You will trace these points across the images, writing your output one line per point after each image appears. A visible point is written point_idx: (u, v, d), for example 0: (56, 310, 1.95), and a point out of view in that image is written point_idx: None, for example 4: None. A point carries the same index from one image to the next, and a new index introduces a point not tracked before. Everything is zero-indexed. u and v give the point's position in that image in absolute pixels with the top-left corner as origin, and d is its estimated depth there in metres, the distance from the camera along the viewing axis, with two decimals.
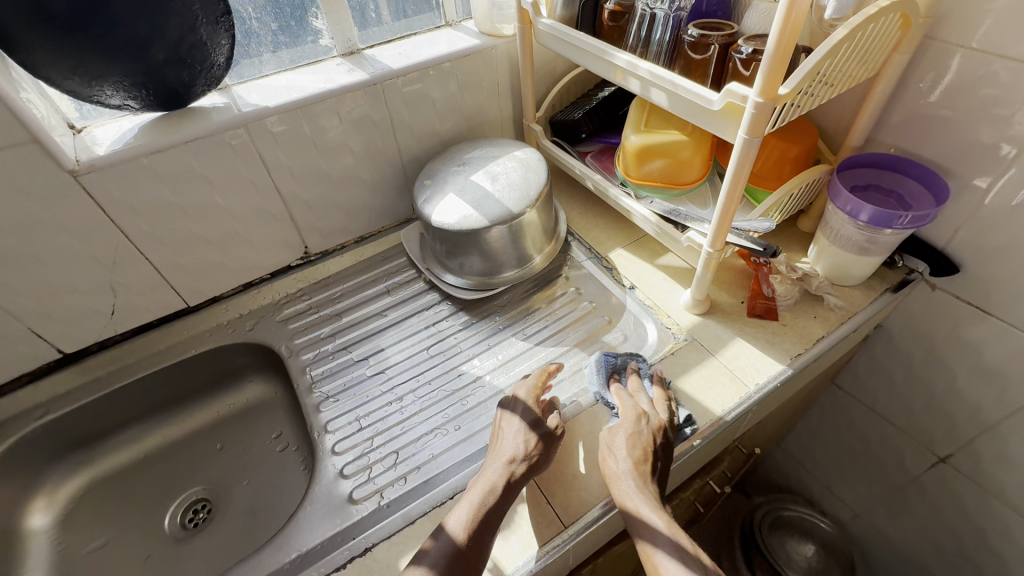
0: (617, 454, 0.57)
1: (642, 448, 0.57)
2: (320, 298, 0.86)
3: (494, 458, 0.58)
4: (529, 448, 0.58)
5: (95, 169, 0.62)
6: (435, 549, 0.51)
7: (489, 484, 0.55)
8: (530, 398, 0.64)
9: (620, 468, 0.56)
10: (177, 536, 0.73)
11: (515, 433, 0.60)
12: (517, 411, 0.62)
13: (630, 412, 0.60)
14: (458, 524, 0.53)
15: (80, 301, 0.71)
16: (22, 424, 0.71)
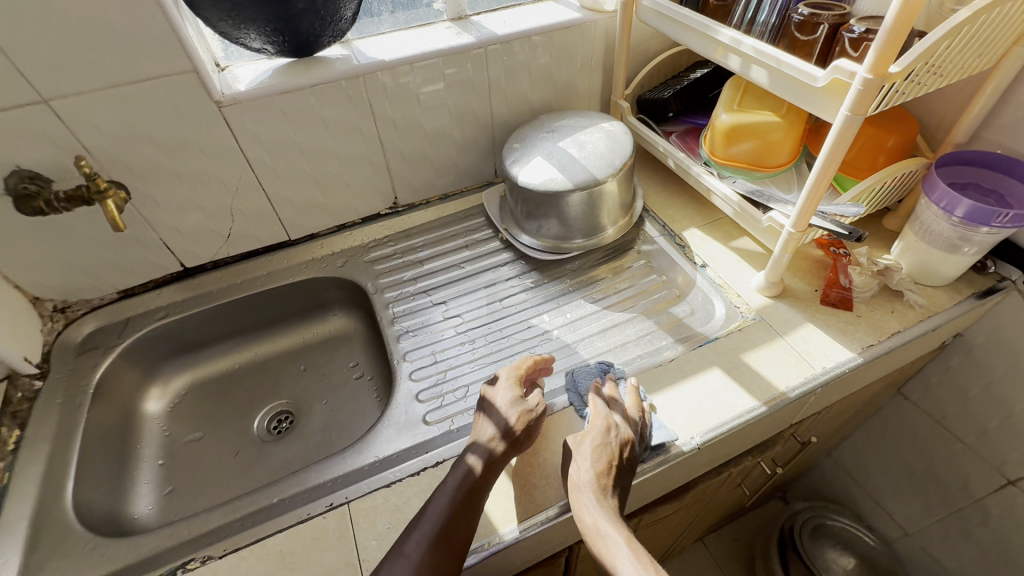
0: (578, 463, 0.57)
1: (599, 461, 0.56)
2: (404, 246, 0.92)
3: (485, 428, 0.60)
4: (511, 425, 0.60)
5: (236, 102, 0.71)
6: (447, 491, 0.55)
7: (488, 446, 0.58)
8: (512, 376, 0.64)
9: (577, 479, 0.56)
10: (263, 438, 0.80)
11: (500, 408, 0.61)
12: (497, 391, 0.63)
13: (598, 422, 0.59)
14: (468, 471, 0.56)
15: (205, 221, 0.81)
16: (146, 322, 0.82)
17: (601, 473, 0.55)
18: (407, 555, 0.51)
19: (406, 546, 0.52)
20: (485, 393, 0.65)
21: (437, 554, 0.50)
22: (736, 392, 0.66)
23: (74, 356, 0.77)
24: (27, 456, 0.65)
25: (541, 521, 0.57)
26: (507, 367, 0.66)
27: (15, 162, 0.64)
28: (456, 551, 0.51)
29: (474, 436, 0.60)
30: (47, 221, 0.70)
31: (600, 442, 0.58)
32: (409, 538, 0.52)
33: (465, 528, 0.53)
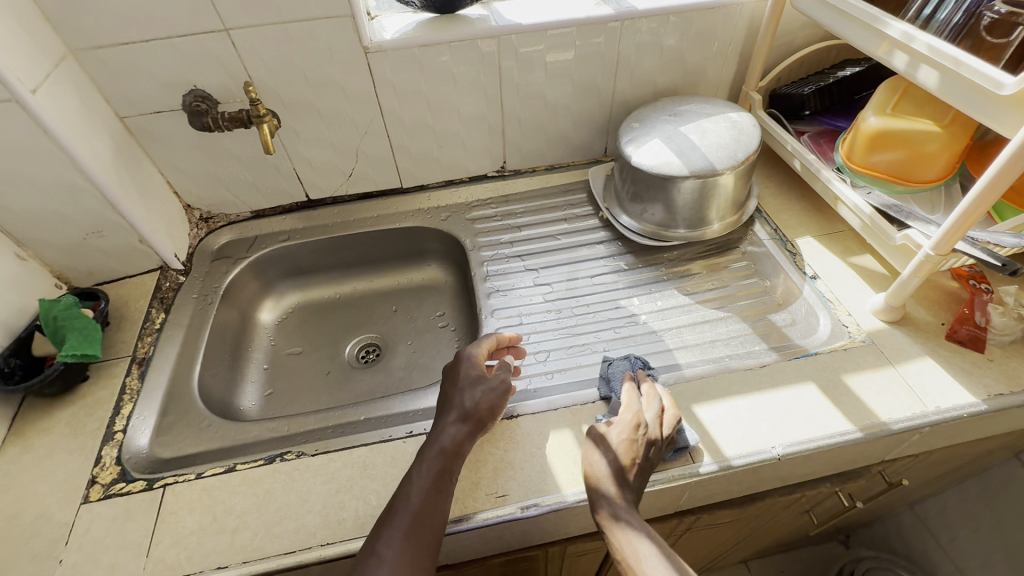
0: (601, 459, 0.57)
1: (622, 457, 0.56)
2: (505, 210, 0.95)
3: (450, 411, 0.59)
4: (474, 405, 0.59)
5: (381, 50, 0.75)
6: (418, 478, 0.53)
7: (451, 430, 0.57)
8: (472, 358, 0.64)
9: (599, 478, 0.55)
10: (351, 364, 0.87)
11: (463, 390, 0.61)
12: (460, 374, 0.62)
13: (627, 417, 0.58)
14: (437, 455, 0.55)
15: (333, 157, 0.88)
16: (270, 241, 0.91)
17: (624, 469, 0.55)
18: (385, 550, 0.48)
19: (382, 541, 0.49)
20: (448, 376, 0.64)
21: (415, 545, 0.49)
22: (830, 411, 0.62)
23: (210, 260, 0.88)
24: (167, 336, 0.75)
25: (551, 504, 0.57)
26: (471, 350, 0.65)
27: (193, 82, 0.73)
28: (433, 537, 0.50)
29: (441, 419, 0.59)
30: (208, 138, 0.80)
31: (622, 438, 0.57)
32: (384, 533, 0.49)
33: (438, 513, 0.52)
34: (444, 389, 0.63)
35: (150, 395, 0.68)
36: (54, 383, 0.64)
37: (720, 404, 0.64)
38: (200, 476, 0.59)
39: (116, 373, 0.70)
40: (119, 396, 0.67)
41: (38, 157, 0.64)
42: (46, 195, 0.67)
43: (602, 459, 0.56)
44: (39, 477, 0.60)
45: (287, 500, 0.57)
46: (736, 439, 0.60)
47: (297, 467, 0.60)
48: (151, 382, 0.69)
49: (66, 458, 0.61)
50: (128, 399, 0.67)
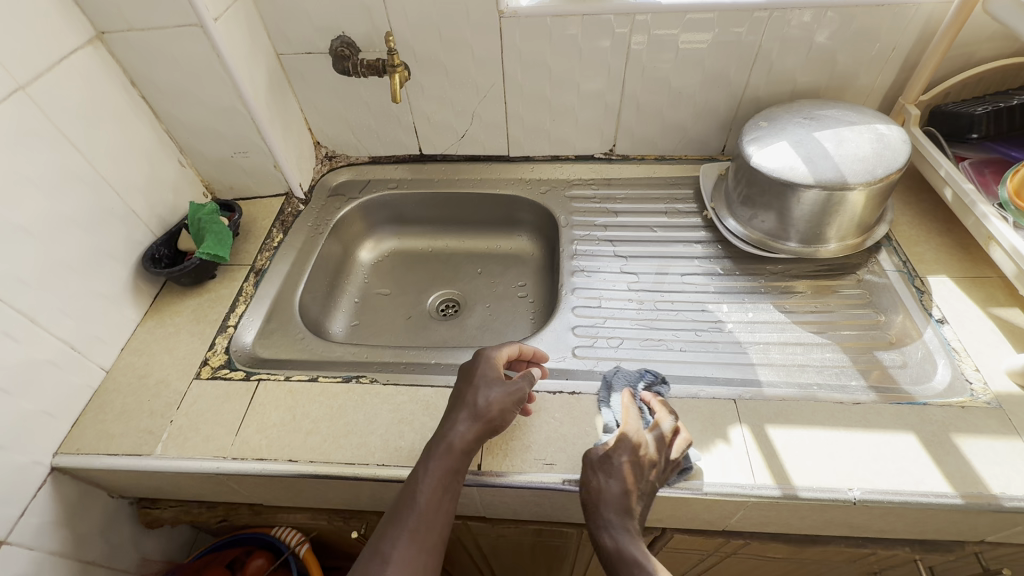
0: (603, 485, 0.53)
1: (623, 484, 0.52)
2: (605, 194, 0.93)
3: (462, 408, 0.56)
4: (487, 406, 0.56)
5: (515, 16, 0.77)
6: (426, 478, 0.51)
7: (462, 431, 0.54)
8: (490, 360, 0.60)
9: (602, 508, 0.52)
10: (431, 314, 0.92)
11: (480, 390, 0.57)
12: (478, 373, 0.58)
13: (625, 439, 0.55)
14: (447, 454, 0.53)
15: (450, 117, 0.92)
16: (380, 187, 0.98)
17: (627, 495, 0.52)
18: (389, 550, 0.48)
19: (386, 541, 0.48)
20: (464, 372, 0.60)
21: (421, 546, 0.49)
22: (928, 468, 0.55)
23: (327, 195, 0.96)
24: (282, 254, 0.84)
25: None
26: (491, 351, 0.61)
27: (342, 29, 0.80)
28: (438, 538, 0.50)
29: (450, 415, 0.56)
30: (345, 82, 0.87)
31: (622, 462, 0.54)
32: (389, 532, 0.49)
33: (443, 513, 0.51)
34: (457, 385, 0.59)
35: (259, 302, 0.77)
36: (190, 274, 0.74)
37: (798, 430, 0.59)
38: (287, 379, 0.66)
39: (236, 277, 0.79)
40: (235, 297, 0.77)
41: (208, 78, 0.73)
42: (210, 113, 0.77)
43: (605, 484, 0.53)
44: (166, 350, 0.70)
45: (356, 418, 0.62)
46: (809, 470, 0.56)
47: (369, 391, 0.65)
48: (262, 290, 0.78)
49: (188, 339, 0.71)
50: (242, 301, 0.76)
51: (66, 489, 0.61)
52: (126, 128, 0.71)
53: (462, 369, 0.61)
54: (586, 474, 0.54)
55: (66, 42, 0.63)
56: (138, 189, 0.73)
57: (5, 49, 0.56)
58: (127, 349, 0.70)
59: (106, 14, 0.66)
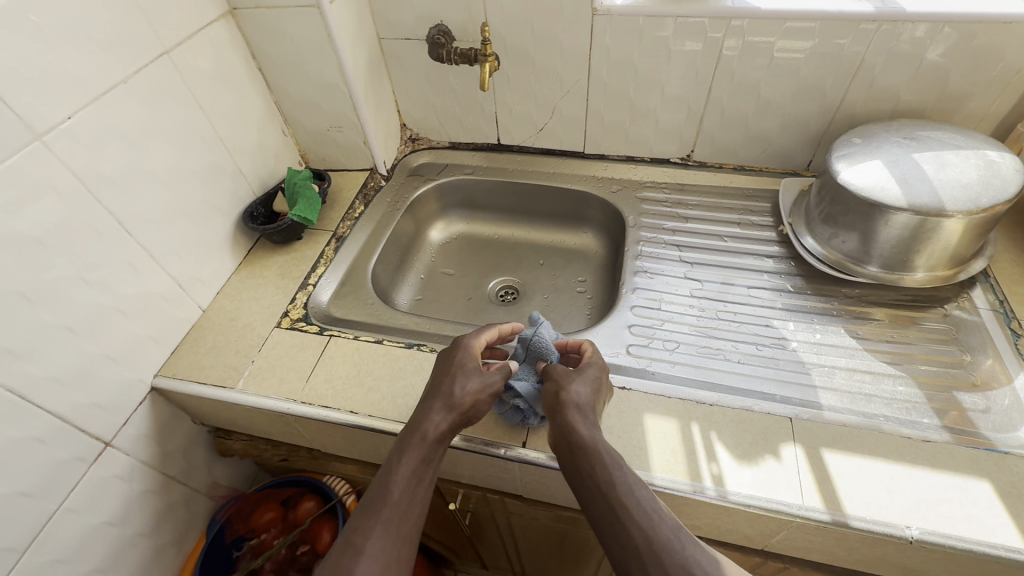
0: (574, 384, 0.53)
1: (591, 387, 0.54)
2: (677, 198, 0.92)
3: (438, 397, 0.53)
4: (462, 396, 0.53)
5: (607, 14, 0.78)
6: (400, 468, 0.49)
7: (437, 421, 0.52)
8: (467, 350, 0.58)
9: (572, 402, 0.52)
10: (490, 298, 0.95)
11: (457, 380, 0.54)
12: (456, 362, 0.56)
13: (597, 360, 0.58)
14: (421, 443, 0.50)
15: (531, 109, 0.94)
16: (456, 171, 1.02)
17: (595, 398, 0.53)
18: (362, 542, 0.45)
19: (360, 534, 0.45)
20: (441, 363, 0.57)
21: (396, 539, 0.45)
22: (1001, 520, 0.52)
23: (407, 174, 1.02)
24: (361, 225, 0.90)
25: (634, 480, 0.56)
26: (470, 339, 0.59)
27: (440, 17, 0.84)
28: (414, 528, 0.47)
29: (425, 405, 0.53)
30: (437, 69, 0.91)
31: (589, 370, 0.56)
32: (362, 525, 0.46)
33: (418, 503, 0.48)
34: (434, 375, 0.57)
35: (337, 266, 0.83)
36: (281, 233, 0.81)
37: (857, 459, 0.57)
38: (356, 338, 0.71)
39: (319, 241, 0.86)
40: (317, 259, 0.83)
41: (316, 56, 0.80)
42: (313, 88, 0.84)
43: (580, 386, 0.53)
44: (254, 298, 0.77)
45: (413, 381, 0.66)
46: (864, 500, 0.54)
47: (428, 359, 0.69)
48: (340, 255, 0.84)
49: (274, 291, 0.78)
50: (322, 263, 0.82)
51: (160, 408, 0.69)
52: (243, 96, 0.79)
53: (439, 359, 0.58)
54: (557, 377, 0.55)
55: (205, 14, 0.71)
56: (246, 151, 0.81)
57: (158, 16, 0.64)
58: (222, 293, 0.78)
59: None
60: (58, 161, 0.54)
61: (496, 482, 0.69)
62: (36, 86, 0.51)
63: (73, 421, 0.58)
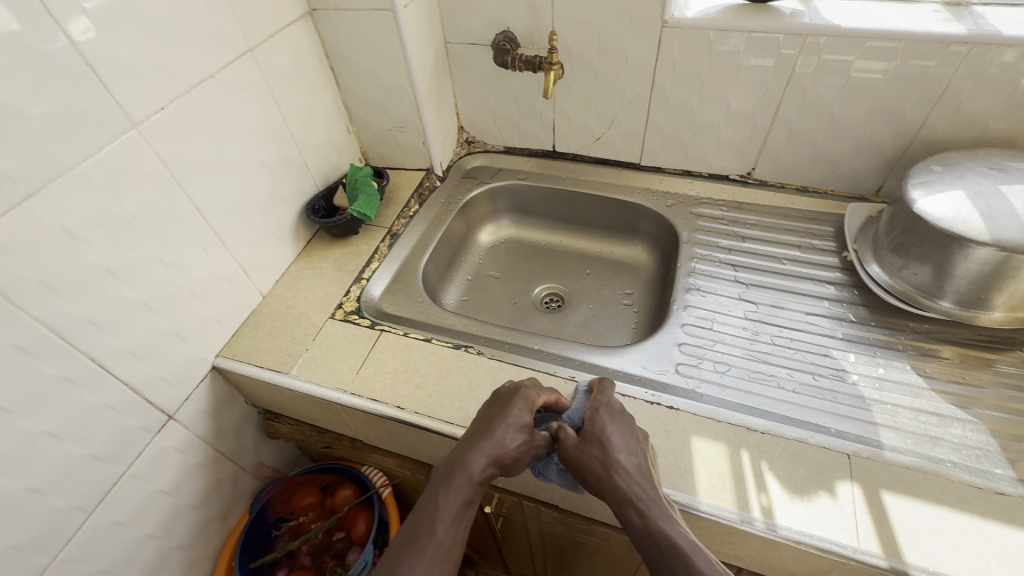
0: (597, 458, 0.52)
1: (636, 444, 0.53)
2: (734, 216, 0.90)
3: (488, 440, 0.53)
4: (508, 447, 0.54)
5: (677, 27, 0.77)
6: (445, 507, 0.49)
7: (485, 467, 0.52)
8: (524, 400, 0.57)
9: (624, 464, 0.51)
10: (535, 304, 0.95)
11: (508, 429, 0.54)
12: (510, 410, 0.56)
13: (602, 414, 0.55)
14: (468, 485, 0.51)
15: (590, 119, 0.94)
16: (509, 176, 1.02)
17: (630, 460, 0.51)
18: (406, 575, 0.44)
19: (405, 567, 0.45)
20: (491, 406, 0.57)
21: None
22: None
23: (461, 176, 1.03)
24: (415, 223, 0.92)
25: (678, 504, 0.55)
26: (526, 391, 0.58)
27: (508, 24, 0.85)
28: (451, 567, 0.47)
29: (474, 444, 0.53)
30: (500, 74, 0.92)
31: (630, 422, 0.55)
32: (406, 557, 0.46)
33: (457, 542, 0.48)
34: (483, 416, 0.57)
35: (390, 262, 0.85)
36: (340, 227, 0.84)
37: (919, 505, 0.54)
38: (405, 334, 0.73)
39: (374, 237, 0.88)
40: (372, 254, 0.85)
41: (386, 58, 0.82)
42: (380, 88, 0.87)
43: (607, 456, 0.51)
44: (310, 287, 0.80)
45: (459, 382, 0.67)
46: (926, 550, 0.51)
47: (474, 361, 0.69)
48: (394, 252, 0.86)
49: (329, 282, 0.81)
50: (376, 259, 0.85)
51: (218, 387, 0.73)
52: (315, 93, 0.83)
53: (491, 403, 0.58)
54: (595, 429, 0.54)
55: (287, 14, 0.74)
56: (313, 146, 0.84)
57: (245, 15, 0.67)
58: (281, 280, 0.81)
59: None
60: (150, 148, 0.57)
61: (533, 490, 0.69)
62: (136, 77, 0.55)
63: (143, 393, 0.61)
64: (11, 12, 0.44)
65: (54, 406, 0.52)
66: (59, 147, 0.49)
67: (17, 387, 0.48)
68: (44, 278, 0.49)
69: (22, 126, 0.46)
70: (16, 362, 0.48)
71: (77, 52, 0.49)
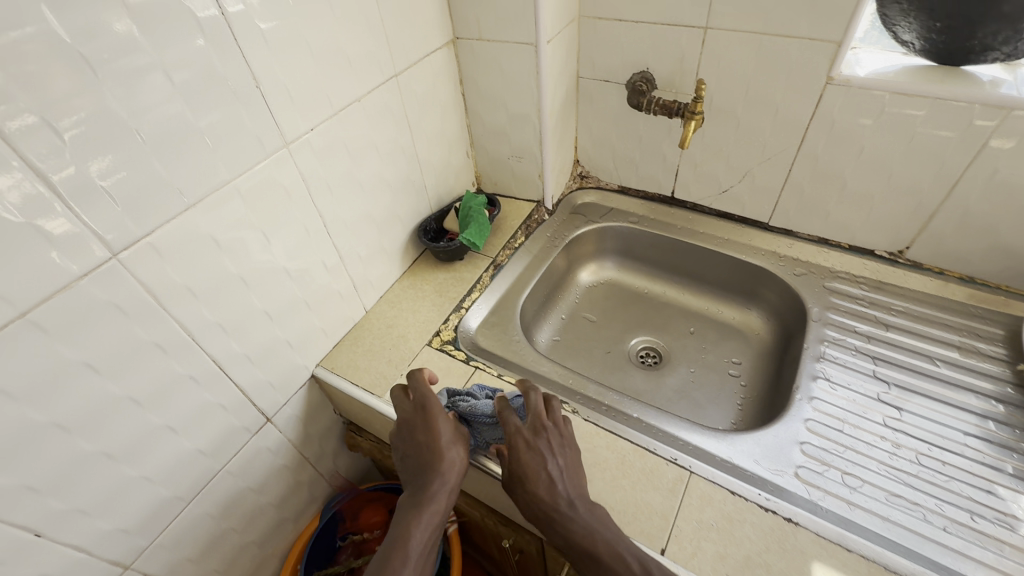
0: (528, 480, 0.53)
1: (565, 465, 0.55)
2: (877, 298, 0.79)
3: (441, 465, 0.56)
4: (456, 462, 0.57)
5: (845, 85, 0.69)
6: (418, 538, 0.52)
7: (449, 490, 0.55)
8: (439, 417, 0.58)
9: (561, 491, 0.53)
10: (630, 357, 0.89)
11: (453, 447, 0.57)
12: (448, 429, 0.58)
13: (511, 438, 0.55)
14: (435, 511, 0.54)
15: (720, 170, 0.87)
16: (620, 217, 0.98)
17: (554, 476, 0.53)
18: None
19: None
20: (422, 427, 0.58)
21: None
22: None
23: (569, 211, 1.00)
24: (519, 256, 0.90)
25: None
26: (434, 406, 0.59)
27: (648, 65, 0.81)
28: None
29: (432, 471, 0.55)
30: (629, 114, 0.89)
31: (556, 443, 0.56)
32: None
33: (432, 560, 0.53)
34: (421, 438, 0.58)
35: (491, 294, 0.83)
36: (448, 252, 0.84)
37: None
38: (499, 377, 0.70)
39: (479, 265, 0.87)
40: (474, 282, 0.84)
41: (518, 89, 0.81)
42: (506, 117, 0.86)
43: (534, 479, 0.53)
44: (411, 309, 0.80)
45: None
46: None
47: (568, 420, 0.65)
48: (495, 284, 0.84)
49: (430, 306, 0.81)
50: (477, 289, 0.83)
51: (314, 394, 0.74)
52: (444, 118, 0.83)
53: (419, 421, 0.59)
54: (521, 463, 0.54)
55: (433, 43, 0.75)
56: (434, 169, 0.85)
57: (396, 43, 0.68)
58: (385, 297, 0.82)
59: (466, 24, 0.77)
60: (295, 166, 0.59)
61: None
62: (295, 99, 0.57)
63: (250, 396, 0.63)
64: (203, 37, 0.46)
65: (177, 402, 0.54)
66: (223, 164, 0.52)
67: (151, 382, 0.51)
68: (191, 284, 0.52)
69: (197, 143, 0.49)
70: (154, 359, 0.51)
71: (251, 75, 0.52)
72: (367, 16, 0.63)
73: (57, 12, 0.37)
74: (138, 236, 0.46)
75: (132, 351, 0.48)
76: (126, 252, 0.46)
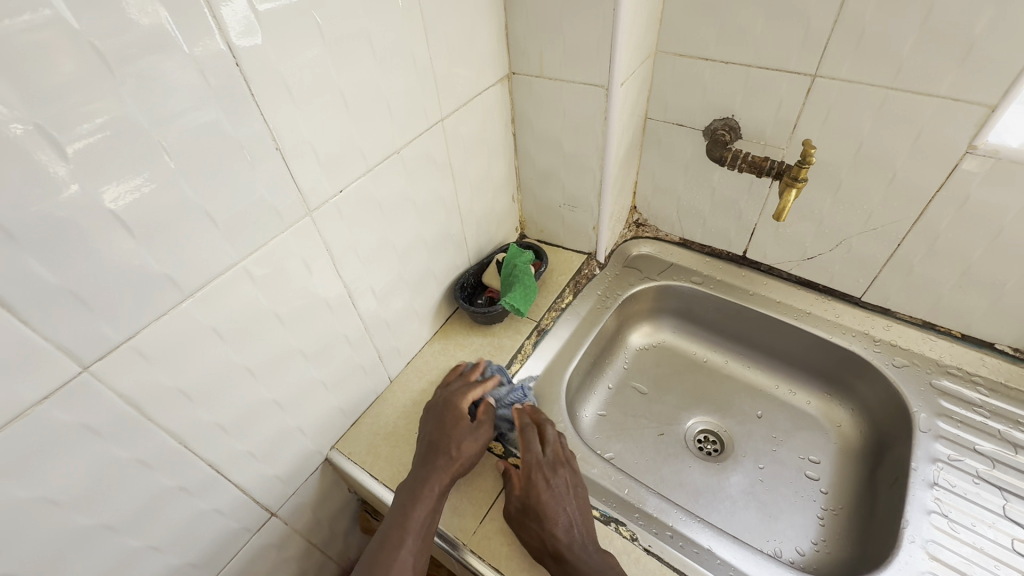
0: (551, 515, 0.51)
1: (580, 508, 0.53)
2: (1000, 407, 0.65)
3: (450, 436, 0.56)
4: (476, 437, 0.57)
5: (993, 156, 0.55)
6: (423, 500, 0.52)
7: (459, 459, 0.55)
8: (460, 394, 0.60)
9: (576, 533, 0.50)
10: (687, 444, 0.77)
11: (469, 423, 0.58)
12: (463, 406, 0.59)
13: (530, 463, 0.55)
14: (443, 474, 0.54)
15: (808, 234, 0.75)
16: (681, 275, 0.86)
17: (570, 512, 0.51)
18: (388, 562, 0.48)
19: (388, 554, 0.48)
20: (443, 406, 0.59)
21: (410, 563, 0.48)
22: None
23: (623, 264, 0.88)
24: (565, 319, 0.78)
25: None
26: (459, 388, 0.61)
27: (734, 111, 0.69)
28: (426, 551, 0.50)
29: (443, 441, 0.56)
30: (704, 163, 0.77)
31: (569, 480, 0.54)
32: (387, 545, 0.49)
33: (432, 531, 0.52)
34: (440, 417, 0.59)
35: (533, 367, 0.72)
36: (488, 315, 0.73)
37: None
38: None
39: (521, 329, 0.76)
40: (515, 351, 0.73)
41: (580, 134, 0.70)
42: (562, 162, 0.75)
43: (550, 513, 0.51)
44: None
45: None
46: None
47: (626, 551, 0.54)
48: (538, 354, 0.74)
49: None
50: (518, 359, 0.73)
51: (326, 478, 0.65)
52: (491, 162, 0.73)
53: (441, 402, 0.60)
54: (539, 494, 0.52)
55: (486, 79, 0.65)
56: (476, 218, 0.75)
57: (445, 84, 0.58)
58: (412, 363, 0.72)
59: (526, 58, 0.66)
60: (320, 236, 0.50)
61: None
62: (324, 159, 0.47)
63: (251, 495, 0.54)
64: (212, 93, 0.37)
65: (161, 518, 0.45)
66: (229, 243, 0.42)
67: (128, 505, 0.42)
68: (183, 386, 0.42)
69: (197, 221, 0.39)
70: (134, 478, 0.41)
71: (270, 134, 0.42)
72: (414, 54, 0.52)
73: (46, 56, 0.29)
74: (116, 342, 0.37)
75: (106, 474, 0.39)
76: (100, 361, 0.36)
